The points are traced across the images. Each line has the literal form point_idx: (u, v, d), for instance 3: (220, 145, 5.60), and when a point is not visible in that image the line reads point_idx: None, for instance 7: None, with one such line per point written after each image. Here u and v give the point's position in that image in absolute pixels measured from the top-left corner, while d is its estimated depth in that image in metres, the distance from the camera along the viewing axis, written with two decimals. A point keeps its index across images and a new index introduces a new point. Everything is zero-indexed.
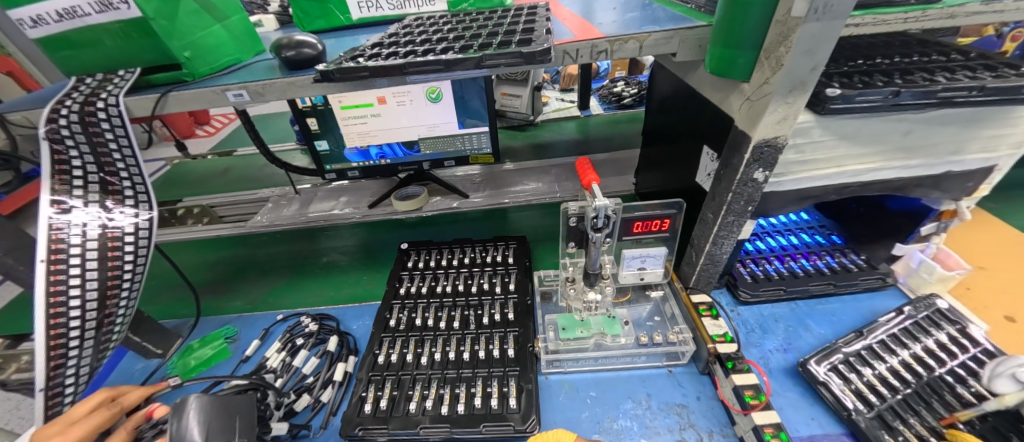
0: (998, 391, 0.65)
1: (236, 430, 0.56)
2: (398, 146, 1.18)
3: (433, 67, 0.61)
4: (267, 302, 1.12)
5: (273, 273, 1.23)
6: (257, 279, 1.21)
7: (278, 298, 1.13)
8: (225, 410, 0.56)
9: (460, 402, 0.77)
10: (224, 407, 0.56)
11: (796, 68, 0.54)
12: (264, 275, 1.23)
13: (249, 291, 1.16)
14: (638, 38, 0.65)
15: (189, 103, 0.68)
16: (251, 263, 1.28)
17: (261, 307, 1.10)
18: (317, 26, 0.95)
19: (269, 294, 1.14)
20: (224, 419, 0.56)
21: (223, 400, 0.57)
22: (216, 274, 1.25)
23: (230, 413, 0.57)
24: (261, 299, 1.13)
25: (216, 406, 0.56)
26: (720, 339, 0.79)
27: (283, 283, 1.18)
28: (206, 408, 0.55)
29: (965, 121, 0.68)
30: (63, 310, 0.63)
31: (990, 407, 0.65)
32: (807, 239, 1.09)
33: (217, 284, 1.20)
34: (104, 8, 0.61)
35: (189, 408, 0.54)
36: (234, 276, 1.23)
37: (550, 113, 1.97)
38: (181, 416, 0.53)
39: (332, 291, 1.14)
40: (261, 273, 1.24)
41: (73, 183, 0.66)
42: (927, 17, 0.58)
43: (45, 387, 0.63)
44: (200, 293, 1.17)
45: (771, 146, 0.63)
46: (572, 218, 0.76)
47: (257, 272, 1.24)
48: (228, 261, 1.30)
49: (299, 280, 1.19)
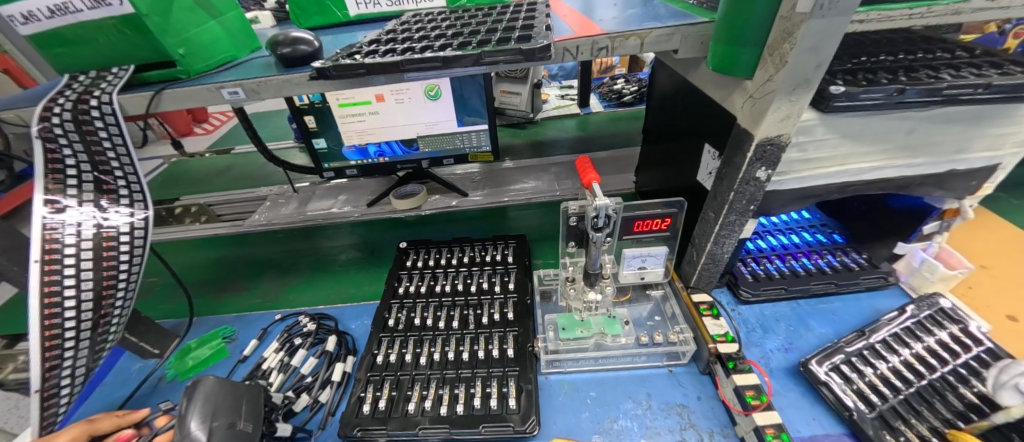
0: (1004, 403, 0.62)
1: (241, 413, 0.59)
2: (396, 144, 1.17)
3: (431, 65, 0.60)
4: (286, 300, 1.11)
5: (293, 271, 1.22)
6: (274, 277, 1.21)
7: (298, 295, 1.12)
8: (233, 393, 0.60)
9: (458, 403, 0.77)
10: (231, 390, 0.60)
11: (801, 65, 0.53)
12: (285, 271, 1.22)
13: (269, 290, 1.15)
14: (639, 34, 0.64)
15: (183, 102, 0.67)
16: (271, 262, 1.27)
17: (280, 305, 1.09)
18: (314, 23, 0.93)
19: (288, 292, 1.14)
20: (232, 400, 0.59)
21: (232, 385, 0.61)
22: (236, 270, 1.25)
23: (239, 397, 0.60)
24: (280, 295, 1.13)
25: (225, 390, 0.60)
26: (720, 339, 0.78)
27: (300, 281, 1.18)
28: (215, 390, 0.59)
29: (969, 119, 0.67)
30: (58, 311, 0.62)
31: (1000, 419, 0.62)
32: (808, 238, 1.09)
33: (235, 281, 1.20)
34: (96, 5, 0.60)
35: (200, 387, 0.59)
36: (251, 274, 1.23)
37: (550, 111, 1.96)
38: (193, 392, 0.58)
39: (353, 288, 1.13)
40: (281, 272, 1.23)
41: (67, 182, 0.65)
42: (933, 13, 0.57)
43: (41, 389, 0.62)
44: (204, 292, 1.16)
45: (773, 145, 0.63)
46: (572, 218, 0.75)
47: (273, 269, 1.24)
48: (236, 262, 1.28)
49: (320, 278, 1.18)
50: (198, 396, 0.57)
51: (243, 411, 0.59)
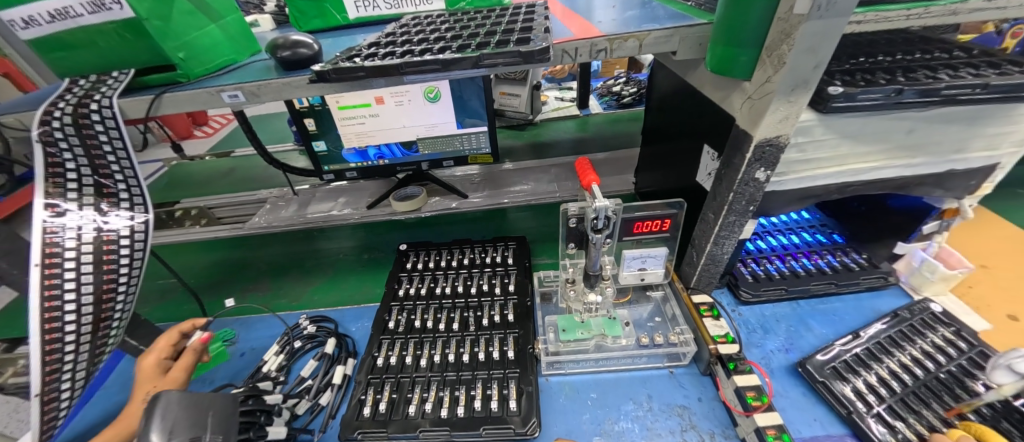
0: (997, 381, 0.62)
1: (207, 425, 0.56)
2: (396, 146, 1.17)
3: (430, 67, 0.60)
4: (313, 300, 1.11)
5: (318, 271, 1.22)
6: (299, 277, 1.20)
7: (325, 295, 1.12)
8: (195, 404, 0.57)
9: (459, 405, 0.77)
10: (195, 402, 0.57)
11: (799, 66, 0.53)
12: (308, 272, 1.22)
13: (295, 289, 1.15)
14: (638, 36, 0.64)
15: (183, 105, 0.68)
16: (294, 262, 1.27)
17: (308, 305, 1.09)
18: (313, 26, 0.93)
19: (312, 292, 1.14)
20: (194, 414, 0.56)
21: (195, 396, 0.58)
22: (258, 270, 1.25)
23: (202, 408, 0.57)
24: (306, 296, 1.13)
25: (189, 401, 0.57)
26: (720, 340, 0.79)
27: (323, 281, 1.18)
28: (178, 404, 0.56)
29: (968, 119, 0.67)
30: (58, 315, 0.62)
31: (991, 398, 0.64)
32: (807, 238, 1.09)
33: (258, 281, 1.20)
34: (97, 9, 0.60)
35: (159, 405, 0.55)
36: (274, 273, 1.23)
37: (549, 113, 1.96)
38: (150, 412, 0.54)
39: (378, 287, 1.13)
40: (303, 272, 1.23)
41: (67, 186, 0.64)
42: (930, 14, 0.57)
43: (40, 393, 0.61)
44: (231, 291, 1.17)
45: (772, 145, 0.63)
46: (572, 219, 0.75)
47: (298, 270, 1.24)
48: (260, 261, 1.29)
49: (344, 279, 1.18)
50: (157, 415, 0.54)
51: (208, 422, 0.57)
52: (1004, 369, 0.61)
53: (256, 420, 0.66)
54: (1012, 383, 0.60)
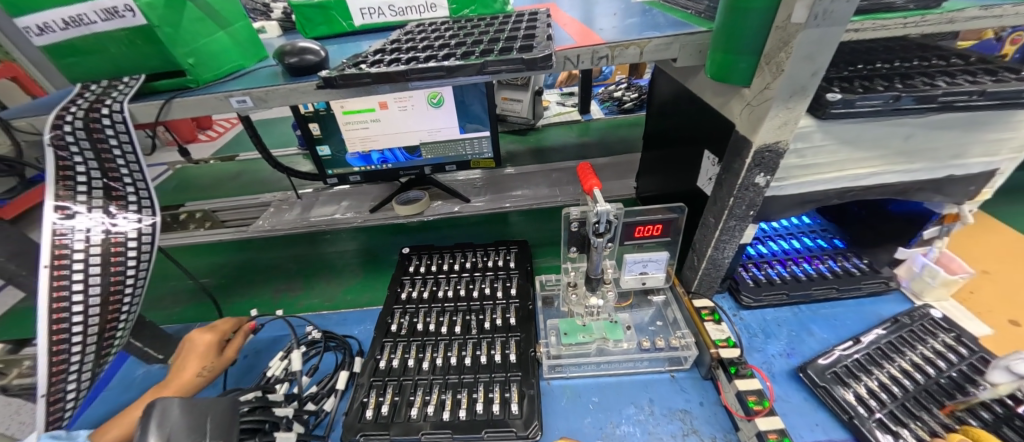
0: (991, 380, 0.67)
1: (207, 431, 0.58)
2: (400, 150, 1.18)
3: (434, 74, 0.61)
4: (346, 300, 1.12)
5: (346, 271, 1.23)
6: (331, 279, 1.21)
7: (358, 296, 1.13)
8: (194, 411, 0.59)
9: (460, 408, 0.77)
10: (194, 409, 0.59)
11: (797, 73, 0.54)
12: (339, 273, 1.23)
13: (326, 289, 1.16)
14: (638, 44, 0.66)
15: (192, 110, 0.69)
16: (321, 263, 1.28)
17: (341, 305, 1.10)
18: (319, 33, 0.94)
19: (345, 292, 1.15)
20: (192, 420, 0.58)
21: (193, 404, 0.59)
22: (288, 270, 1.26)
23: (199, 414, 0.59)
24: (339, 296, 1.13)
25: (181, 410, 0.58)
26: (722, 344, 0.79)
27: (357, 281, 1.18)
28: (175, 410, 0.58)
29: (965, 125, 0.68)
30: (66, 316, 0.63)
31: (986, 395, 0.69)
32: (808, 243, 1.09)
33: (290, 281, 1.21)
34: (110, 17, 0.62)
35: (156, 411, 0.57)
36: (304, 273, 1.24)
37: (551, 117, 1.98)
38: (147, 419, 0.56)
39: None
40: (335, 273, 1.23)
41: (77, 189, 0.65)
42: (927, 22, 0.58)
43: (47, 394, 0.63)
44: (259, 292, 1.18)
45: (771, 151, 0.64)
46: (573, 223, 0.76)
47: (328, 271, 1.24)
48: (284, 262, 1.30)
49: (375, 280, 1.18)
50: (153, 421, 0.56)
51: (208, 429, 0.58)
52: (1003, 369, 0.65)
53: (262, 427, 0.69)
54: (1008, 382, 0.65)
